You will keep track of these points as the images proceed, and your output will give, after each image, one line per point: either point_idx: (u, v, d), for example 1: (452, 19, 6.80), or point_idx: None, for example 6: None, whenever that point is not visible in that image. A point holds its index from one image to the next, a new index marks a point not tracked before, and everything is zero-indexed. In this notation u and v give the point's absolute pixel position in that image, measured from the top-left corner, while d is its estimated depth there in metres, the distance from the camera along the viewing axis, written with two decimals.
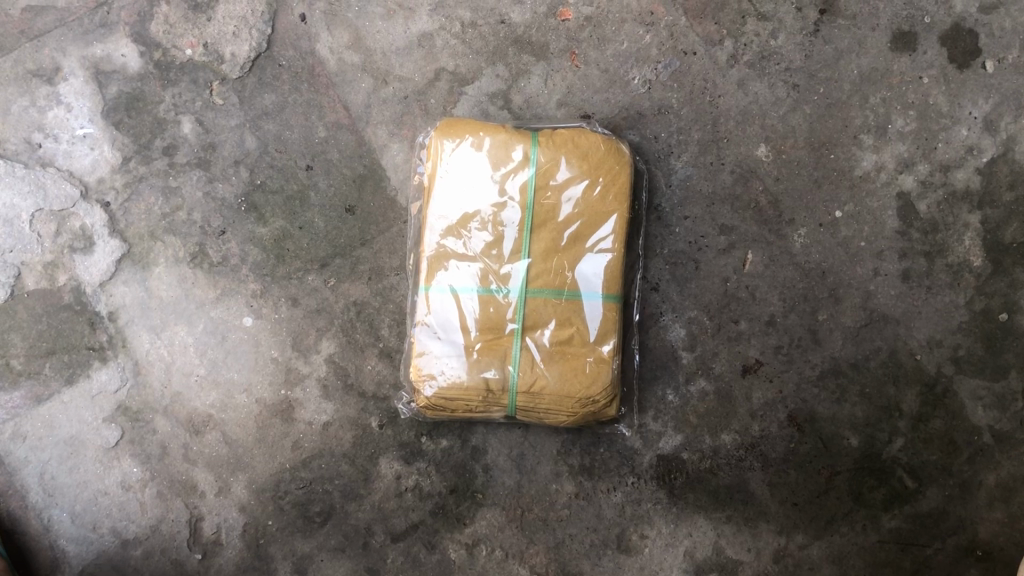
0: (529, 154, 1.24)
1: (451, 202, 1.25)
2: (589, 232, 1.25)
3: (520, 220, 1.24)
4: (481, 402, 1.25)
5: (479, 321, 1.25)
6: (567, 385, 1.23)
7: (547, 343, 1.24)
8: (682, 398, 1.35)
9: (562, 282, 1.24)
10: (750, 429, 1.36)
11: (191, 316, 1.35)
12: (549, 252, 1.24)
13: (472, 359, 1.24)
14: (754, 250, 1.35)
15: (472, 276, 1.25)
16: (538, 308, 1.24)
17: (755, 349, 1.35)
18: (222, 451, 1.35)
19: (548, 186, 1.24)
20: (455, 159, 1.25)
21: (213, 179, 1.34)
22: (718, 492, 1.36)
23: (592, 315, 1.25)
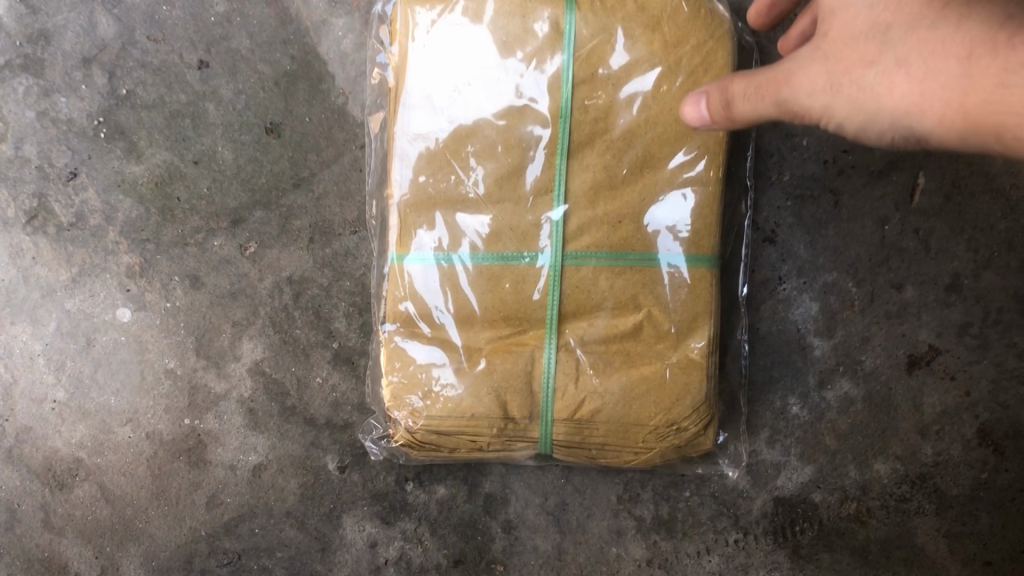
0: (563, 24, 0.69)
1: (432, 110, 0.71)
2: (666, 151, 0.70)
3: (549, 137, 0.70)
4: (496, 442, 0.72)
5: (486, 306, 0.71)
6: (635, 408, 0.70)
7: (601, 340, 0.71)
8: (814, 411, 0.87)
9: (623, 235, 0.70)
10: (920, 454, 0.86)
11: (36, 310, 0.86)
12: (600, 188, 0.70)
13: (477, 370, 0.71)
14: (928, 171, 0.84)
15: (472, 231, 0.71)
16: (584, 283, 0.71)
17: (928, 330, 0.85)
18: (101, 513, 0.88)
19: (597, 79, 0.70)
20: (435, 38, 0.70)
21: (51, 90, 0.83)
22: (869, 550, 0.87)
23: (673, 289, 0.71)
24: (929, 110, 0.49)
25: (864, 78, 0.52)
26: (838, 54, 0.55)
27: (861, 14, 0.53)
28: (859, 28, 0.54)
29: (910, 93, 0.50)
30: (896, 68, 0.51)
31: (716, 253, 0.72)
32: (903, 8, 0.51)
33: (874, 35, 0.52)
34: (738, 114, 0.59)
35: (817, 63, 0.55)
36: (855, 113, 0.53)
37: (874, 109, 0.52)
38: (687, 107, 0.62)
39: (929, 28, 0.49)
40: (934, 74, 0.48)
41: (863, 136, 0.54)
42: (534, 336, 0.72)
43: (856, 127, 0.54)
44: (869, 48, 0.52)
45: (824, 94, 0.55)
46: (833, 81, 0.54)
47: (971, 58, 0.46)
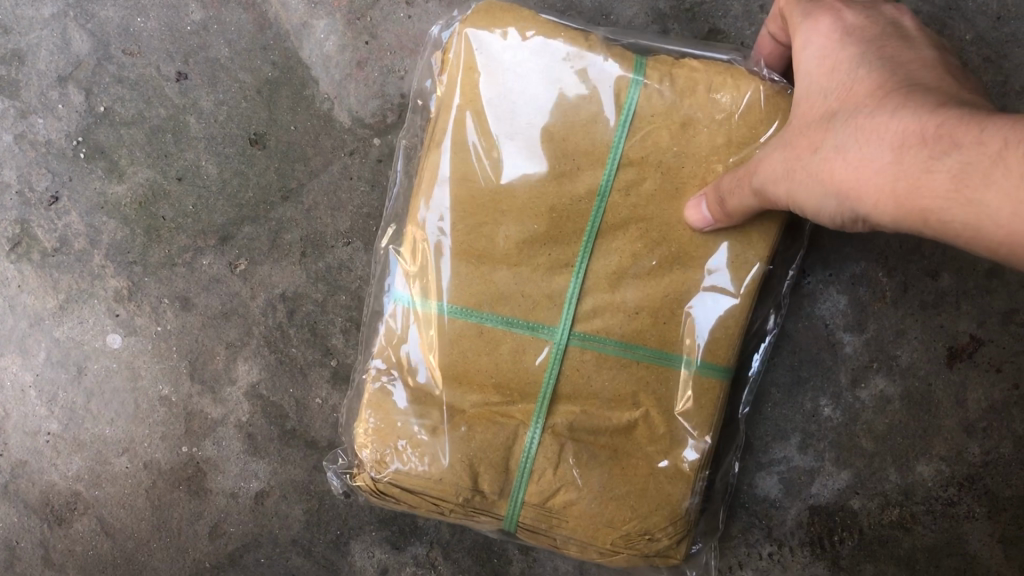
0: (624, 92, 0.62)
1: (466, 164, 0.63)
2: (698, 242, 0.64)
3: (581, 210, 0.63)
4: (456, 512, 0.65)
5: (484, 372, 0.64)
6: (610, 509, 0.64)
7: (597, 426, 0.65)
8: (849, 412, 0.80)
9: (638, 326, 0.64)
10: (966, 454, 0.80)
11: (24, 340, 0.83)
12: (623, 274, 0.64)
13: (458, 432, 0.64)
14: None
15: (476, 292, 0.64)
16: (588, 369, 0.64)
17: (969, 320, 0.79)
18: (102, 549, 0.84)
19: (648, 155, 0.63)
20: (490, 81, 0.62)
21: (27, 112, 0.80)
22: (916, 560, 0.81)
23: (677, 395, 0.65)
24: (870, 193, 0.48)
25: (815, 165, 0.52)
26: (793, 143, 0.55)
27: (821, 105, 0.54)
28: (815, 117, 0.54)
29: (850, 176, 0.49)
30: (837, 154, 0.50)
31: (730, 364, 0.66)
32: (852, 99, 0.51)
33: (825, 124, 0.53)
34: (734, 210, 0.59)
35: (775, 154, 0.56)
36: (808, 198, 0.53)
37: (822, 193, 0.51)
38: (688, 210, 0.62)
39: (867, 116, 0.49)
40: (870, 160, 0.47)
41: (824, 219, 0.53)
42: (521, 411, 0.64)
43: (816, 212, 0.53)
44: (818, 137, 0.53)
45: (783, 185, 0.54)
46: (788, 169, 0.54)
47: (901, 146, 0.45)
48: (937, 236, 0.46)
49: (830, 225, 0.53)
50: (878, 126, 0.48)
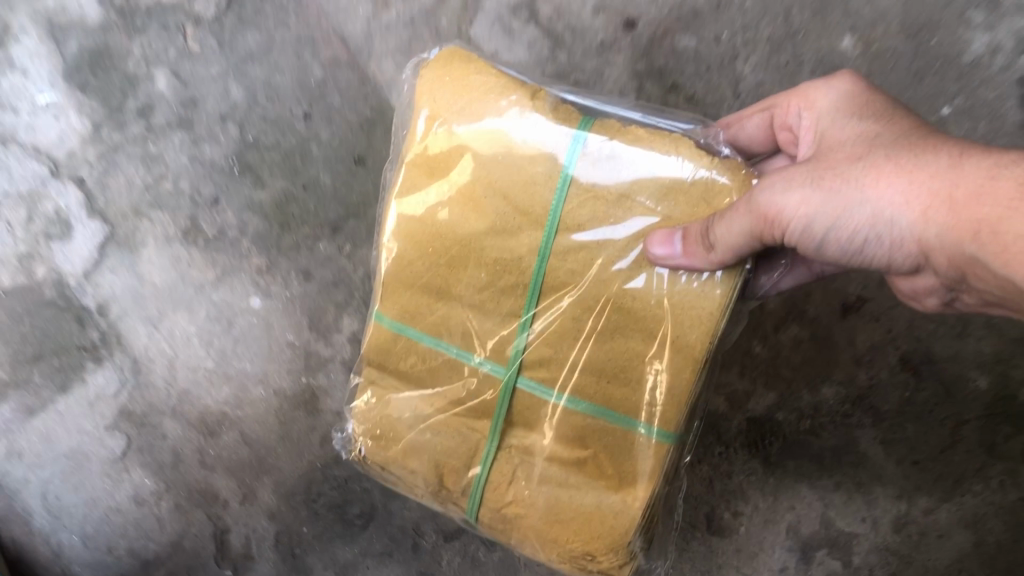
0: (564, 158, 0.75)
1: (427, 206, 0.78)
2: (639, 312, 0.75)
3: (525, 264, 0.76)
4: (434, 496, 0.87)
5: (446, 393, 0.82)
6: (554, 528, 0.80)
7: (545, 454, 0.80)
8: (772, 349, 1.14)
9: (581, 383, 0.78)
10: (856, 380, 1.14)
11: (191, 302, 1.16)
12: (566, 333, 0.77)
13: (421, 437, 0.83)
14: None
15: (441, 329, 0.81)
16: (530, 404, 0.79)
17: (855, 284, 1.12)
18: (243, 453, 1.18)
19: (580, 219, 0.75)
20: (457, 135, 0.77)
21: (198, 140, 1.14)
22: (824, 456, 1.15)
23: (621, 452, 0.78)
24: (920, 200, 0.66)
25: (854, 180, 0.69)
26: (818, 169, 0.71)
27: (849, 149, 0.73)
28: (844, 155, 0.72)
29: (897, 189, 0.67)
30: (886, 171, 0.68)
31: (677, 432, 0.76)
32: (887, 143, 0.71)
33: (859, 157, 0.71)
34: (721, 234, 0.69)
35: (799, 176, 0.71)
36: (833, 210, 0.69)
37: (857, 203, 0.68)
38: (658, 240, 0.72)
39: (915, 150, 0.68)
40: (925, 174, 0.66)
41: (841, 227, 0.69)
42: (481, 426, 0.82)
43: (838, 221, 0.69)
44: (857, 162, 0.70)
45: (816, 195, 0.70)
46: (821, 183, 0.70)
47: (958, 161, 0.65)
48: (968, 245, 0.64)
49: (845, 234, 0.70)
50: (928, 156, 0.67)
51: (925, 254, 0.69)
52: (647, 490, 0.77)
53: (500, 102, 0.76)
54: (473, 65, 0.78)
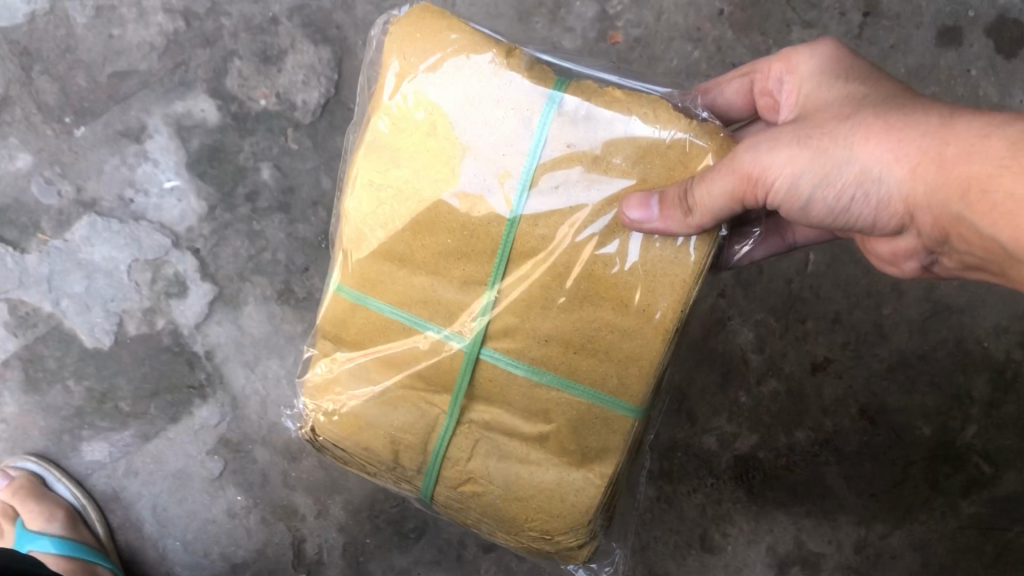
0: (539, 117, 0.90)
1: (394, 163, 0.93)
2: (611, 282, 0.91)
3: (494, 231, 0.92)
4: (389, 472, 1.01)
5: (411, 369, 0.95)
6: (513, 505, 0.98)
7: (507, 432, 0.96)
8: (755, 399, 1.40)
9: (546, 351, 0.93)
10: (824, 425, 1.41)
11: (282, 350, 1.45)
12: (533, 303, 0.92)
13: (383, 414, 0.97)
14: (816, 251, 1.39)
15: (408, 293, 0.95)
16: (493, 372, 0.94)
17: (822, 347, 1.41)
18: (319, 475, 1.44)
19: (551, 177, 0.90)
20: (428, 95, 0.91)
21: (294, 220, 1.44)
22: (797, 487, 1.41)
23: (582, 426, 0.95)
24: (907, 160, 0.82)
25: (845, 143, 0.86)
26: (809, 136, 0.88)
27: (837, 118, 0.89)
28: (835, 123, 0.89)
29: (881, 150, 0.84)
30: (873, 136, 0.84)
31: (639, 407, 0.94)
32: (873, 113, 0.87)
33: (847, 124, 0.87)
34: (706, 194, 0.86)
35: (789, 145, 0.88)
36: (820, 169, 0.87)
37: (845, 162, 0.85)
38: (638, 204, 0.88)
39: (899, 119, 0.84)
40: (909, 139, 0.82)
41: (828, 183, 0.87)
42: (441, 401, 0.96)
43: (828, 177, 0.87)
44: (846, 128, 0.87)
45: (807, 156, 0.87)
46: (810, 148, 0.87)
47: (941, 128, 0.81)
48: (953, 198, 0.79)
49: (834, 189, 0.87)
50: (912, 123, 0.83)
51: (906, 207, 0.85)
52: (606, 468, 0.96)
53: (475, 61, 0.90)
54: (445, 32, 0.91)
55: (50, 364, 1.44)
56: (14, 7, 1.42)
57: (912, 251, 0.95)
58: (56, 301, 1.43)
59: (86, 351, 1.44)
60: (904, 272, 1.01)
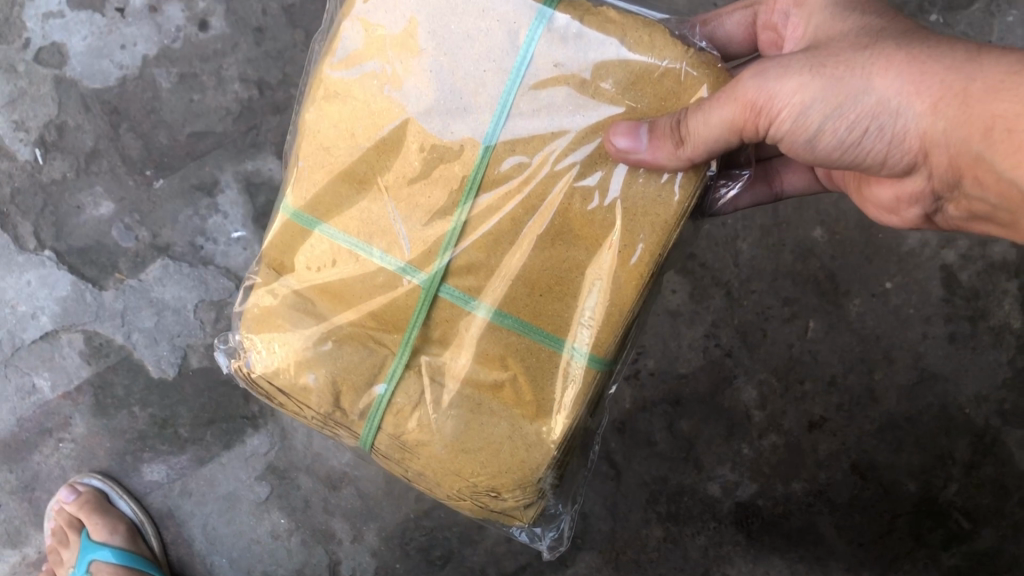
0: (527, 32, 0.89)
1: (362, 77, 0.91)
2: (587, 221, 0.92)
3: (466, 157, 0.91)
4: (325, 417, 0.98)
5: (364, 307, 0.94)
6: (460, 458, 0.95)
7: (462, 379, 0.94)
8: (756, 451, 1.56)
9: (513, 293, 0.93)
10: (818, 478, 1.56)
11: None
12: (501, 240, 0.92)
13: (326, 352, 0.94)
14: (815, 319, 1.56)
15: (367, 220, 0.93)
16: (451, 310, 0.93)
17: (819, 406, 1.56)
18: (357, 503, 1.59)
19: (535, 98, 0.90)
20: (410, 2, 0.90)
21: None
22: (792, 534, 1.56)
23: (543, 375, 0.93)
24: (928, 94, 0.86)
25: (862, 71, 0.88)
26: (819, 60, 0.90)
27: (846, 46, 0.91)
28: (845, 49, 0.91)
29: (901, 81, 0.87)
30: (892, 68, 0.87)
31: (606, 358, 0.93)
32: (886, 43, 0.90)
33: (860, 52, 0.90)
34: (703, 127, 0.87)
35: (798, 71, 0.89)
36: (833, 97, 0.88)
37: (860, 92, 0.88)
38: (626, 133, 0.87)
39: (917, 51, 0.87)
40: (930, 74, 0.86)
41: (839, 112, 0.89)
42: (390, 343, 0.95)
43: (839, 105, 0.88)
44: (860, 56, 0.89)
45: (818, 81, 0.88)
46: (820, 74, 0.89)
47: (962, 67, 0.85)
48: (975, 133, 0.84)
49: (845, 117, 0.89)
50: (931, 58, 0.87)
51: (918, 142, 0.89)
52: (565, 420, 0.93)
53: None
54: None
55: (119, 391, 1.59)
56: (109, 72, 1.58)
57: (916, 197, 1.01)
58: (127, 334, 1.59)
59: (152, 380, 1.59)
60: (904, 222, 1.08)
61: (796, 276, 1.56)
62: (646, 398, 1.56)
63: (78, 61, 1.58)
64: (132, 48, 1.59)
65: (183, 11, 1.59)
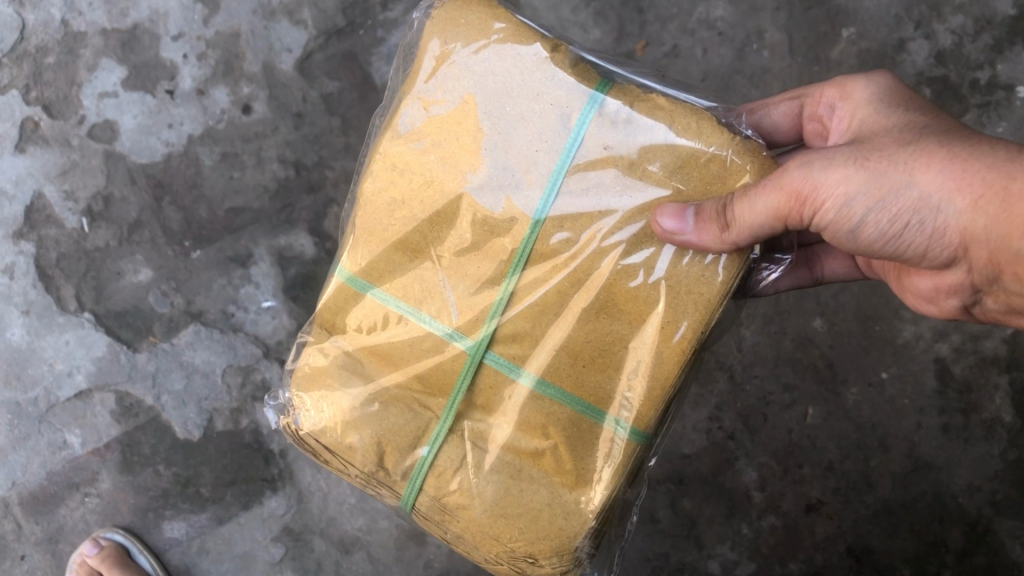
0: (580, 115, 0.95)
1: (420, 151, 0.98)
2: (630, 297, 0.96)
3: (516, 231, 0.96)
4: (368, 477, 1.03)
5: (412, 368, 1.01)
6: (499, 523, 0.98)
7: (505, 445, 0.99)
8: (755, 531, 1.62)
9: (557, 363, 0.97)
10: (814, 559, 1.62)
11: None
12: (546, 310, 0.97)
13: (373, 413, 1.00)
14: (814, 405, 1.63)
15: (419, 286, 1.00)
16: (495, 376, 0.98)
17: (817, 490, 1.62)
18: (367, 567, 1.68)
19: (583, 177, 0.95)
20: (467, 83, 0.97)
21: None
22: None
23: (583, 445, 0.98)
24: (970, 190, 0.90)
25: (903, 167, 0.92)
26: (862, 155, 0.94)
27: (888, 145, 0.96)
28: (887, 147, 0.95)
29: (943, 177, 0.90)
30: (933, 165, 0.91)
31: (646, 432, 0.97)
32: (928, 143, 0.94)
33: (902, 150, 0.94)
34: (746, 212, 0.90)
35: (841, 165, 0.93)
36: (875, 191, 0.92)
37: (902, 186, 0.92)
38: (670, 217, 0.91)
39: (958, 150, 0.92)
40: (970, 171, 0.90)
41: (881, 204, 0.92)
42: (435, 406, 1.01)
43: (882, 198, 0.92)
44: (903, 153, 0.93)
45: (860, 174, 0.93)
46: (864, 168, 0.93)
47: (1002, 166, 0.89)
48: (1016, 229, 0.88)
49: (886, 210, 0.93)
50: (972, 155, 0.91)
51: (958, 236, 0.93)
52: (604, 491, 0.97)
53: (520, 51, 0.97)
54: (494, 23, 0.98)
55: (145, 450, 1.68)
56: (156, 149, 1.69)
57: (957, 290, 1.04)
58: (157, 396, 1.67)
59: (178, 441, 1.68)
60: (941, 311, 1.12)
61: (796, 363, 1.63)
62: (650, 475, 1.63)
63: (128, 138, 1.69)
64: (178, 128, 1.70)
65: (228, 94, 1.71)
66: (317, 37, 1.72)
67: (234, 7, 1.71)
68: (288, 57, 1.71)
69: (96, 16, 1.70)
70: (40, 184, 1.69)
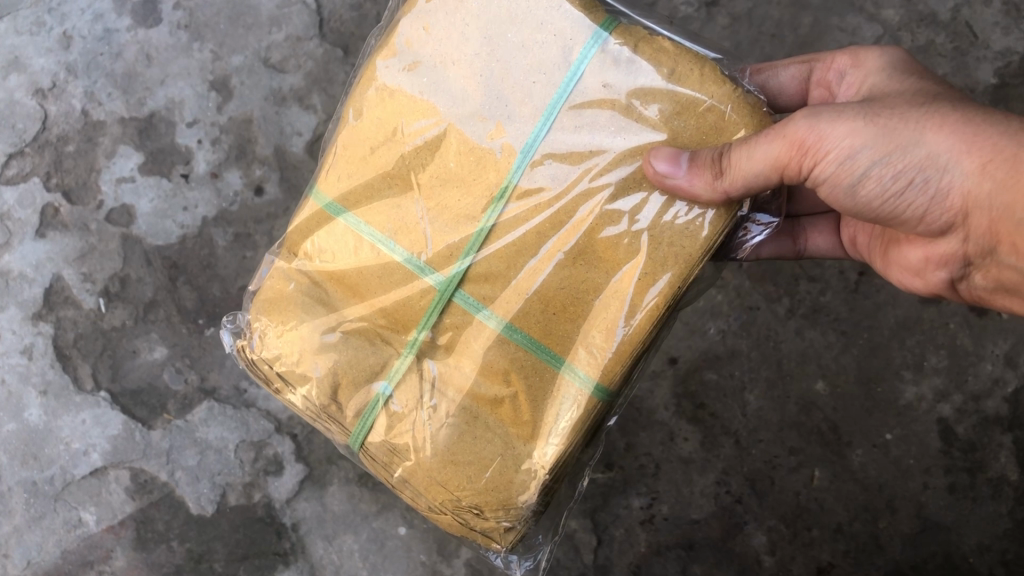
0: (582, 49, 1.01)
1: (418, 76, 1.05)
2: (605, 246, 1.01)
3: (501, 165, 1.02)
4: (318, 410, 1.08)
5: (377, 301, 1.06)
6: (448, 468, 1.03)
7: (466, 391, 1.03)
8: None
9: (537, 302, 1.02)
10: None
11: (357, 526, 1.70)
12: (524, 250, 1.02)
13: (333, 343, 1.06)
14: (820, 468, 1.65)
15: (396, 218, 1.06)
16: (462, 315, 1.03)
17: (827, 553, 1.63)
18: None
19: (580, 116, 1.01)
20: (471, 7, 1.04)
21: None
22: None
23: (542, 396, 1.02)
24: (974, 153, 0.97)
25: (912, 127, 0.99)
26: (872, 113, 1.01)
27: (900, 107, 1.03)
28: (900, 109, 1.02)
29: (950, 140, 0.98)
30: (942, 128, 0.99)
31: (609, 389, 1.00)
32: (939, 108, 1.02)
33: (914, 112, 1.01)
34: (743, 159, 0.96)
35: (849, 120, 1.00)
36: (881, 147, 0.99)
37: (909, 145, 0.99)
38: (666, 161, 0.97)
39: (967, 118, 0.99)
40: (975, 138, 0.97)
41: (884, 160, 0.99)
42: (397, 343, 1.06)
43: (886, 154, 0.99)
44: (914, 115, 1.01)
45: (867, 130, 1.00)
46: (872, 125, 1.00)
47: (1006, 135, 0.97)
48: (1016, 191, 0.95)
49: (890, 167, 1.00)
50: (980, 123, 0.98)
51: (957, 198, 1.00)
52: (556, 446, 1.01)
53: None
54: None
55: (159, 526, 1.70)
56: (171, 231, 1.75)
57: (948, 261, 1.11)
58: (171, 472, 1.70)
59: (191, 516, 1.70)
60: (926, 286, 1.20)
61: (800, 427, 1.65)
62: (660, 542, 1.63)
63: (145, 221, 1.75)
64: (193, 210, 1.76)
65: (241, 177, 1.77)
66: (326, 121, 1.79)
67: (247, 94, 1.79)
68: (299, 140, 1.78)
69: (115, 106, 1.78)
70: (59, 267, 1.74)
